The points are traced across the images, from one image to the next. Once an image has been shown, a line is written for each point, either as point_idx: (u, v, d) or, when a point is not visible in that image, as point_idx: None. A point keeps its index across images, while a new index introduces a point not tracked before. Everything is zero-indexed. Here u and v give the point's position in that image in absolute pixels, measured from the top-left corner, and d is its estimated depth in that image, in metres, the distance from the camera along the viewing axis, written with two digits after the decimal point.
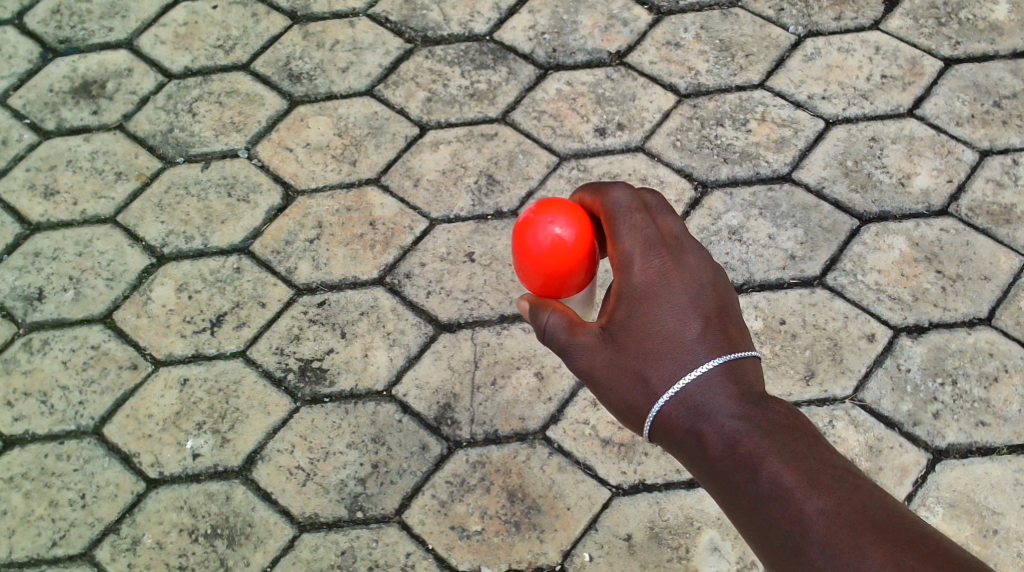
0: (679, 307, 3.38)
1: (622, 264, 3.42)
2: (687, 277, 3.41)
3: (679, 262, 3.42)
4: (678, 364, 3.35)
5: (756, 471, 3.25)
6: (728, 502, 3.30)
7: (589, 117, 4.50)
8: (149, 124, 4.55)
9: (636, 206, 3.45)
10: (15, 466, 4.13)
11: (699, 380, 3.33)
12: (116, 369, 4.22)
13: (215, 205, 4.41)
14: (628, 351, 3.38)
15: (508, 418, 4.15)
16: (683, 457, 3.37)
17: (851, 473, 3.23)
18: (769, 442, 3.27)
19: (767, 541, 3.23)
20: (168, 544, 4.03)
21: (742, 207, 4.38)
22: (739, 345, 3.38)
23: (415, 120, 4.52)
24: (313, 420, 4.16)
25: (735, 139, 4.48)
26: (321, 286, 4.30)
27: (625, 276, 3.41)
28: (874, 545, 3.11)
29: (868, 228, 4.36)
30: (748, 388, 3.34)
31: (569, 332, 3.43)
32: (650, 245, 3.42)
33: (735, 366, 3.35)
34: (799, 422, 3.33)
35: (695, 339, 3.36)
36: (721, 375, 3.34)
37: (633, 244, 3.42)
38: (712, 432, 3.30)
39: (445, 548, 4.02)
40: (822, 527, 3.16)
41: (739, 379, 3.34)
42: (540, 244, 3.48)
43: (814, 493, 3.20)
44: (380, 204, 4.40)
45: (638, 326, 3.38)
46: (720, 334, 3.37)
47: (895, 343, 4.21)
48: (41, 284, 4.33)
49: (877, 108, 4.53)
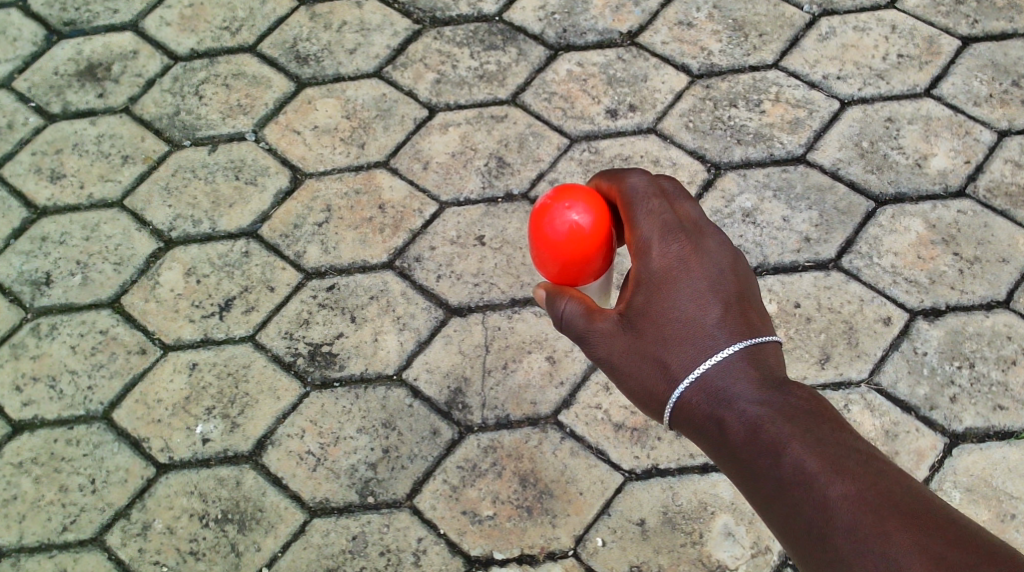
0: (699, 292, 3.34)
1: (640, 250, 3.38)
2: (707, 262, 3.36)
3: (698, 247, 3.37)
4: (699, 350, 3.30)
5: (779, 456, 3.19)
6: (750, 488, 3.25)
7: (600, 98, 4.45)
8: (156, 107, 4.51)
9: (654, 191, 3.41)
10: (24, 452, 4.11)
11: (720, 365, 3.29)
12: (125, 353, 4.20)
13: (223, 188, 4.38)
14: (647, 337, 3.34)
15: (520, 402, 4.12)
16: (705, 444, 3.32)
17: (876, 458, 3.17)
18: (792, 428, 3.21)
19: (790, 527, 3.17)
20: (179, 529, 4.02)
21: (756, 189, 4.32)
22: (760, 330, 3.33)
23: (424, 102, 4.47)
24: (323, 405, 4.13)
25: (748, 120, 4.42)
26: (330, 270, 4.26)
27: (643, 261, 3.37)
28: (899, 531, 3.05)
29: (884, 210, 4.30)
30: (770, 374, 3.29)
31: (586, 320, 3.38)
32: (668, 230, 3.38)
33: (756, 351, 3.30)
34: (823, 407, 3.26)
35: (715, 324, 3.32)
36: (742, 361, 3.29)
37: (651, 229, 3.38)
38: (733, 418, 3.25)
39: (457, 533, 4.01)
40: (846, 512, 3.10)
41: (760, 364, 3.29)
42: (557, 231, 3.40)
43: (838, 478, 3.13)
44: (390, 187, 4.35)
45: (657, 311, 3.34)
46: (741, 320, 3.32)
47: (912, 326, 4.15)
48: (48, 268, 4.30)
49: (893, 88, 4.47)
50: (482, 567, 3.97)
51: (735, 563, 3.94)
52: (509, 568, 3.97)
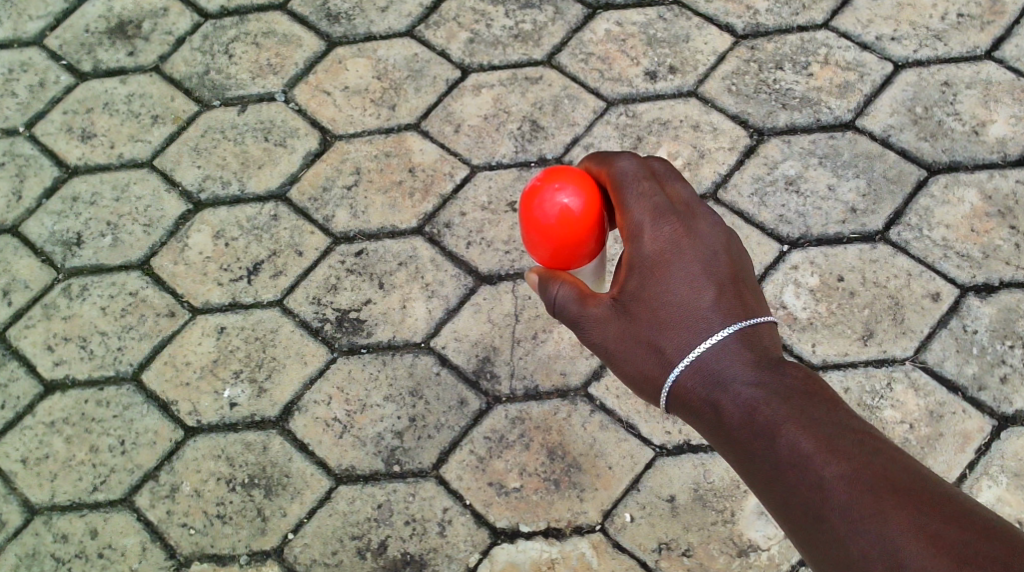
0: (693, 274, 3.35)
1: (632, 234, 3.38)
2: (700, 243, 3.37)
3: (690, 228, 3.38)
4: (693, 333, 3.32)
5: (775, 438, 3.22)
6: (746, 470, 3.27)
7: (639, 60, 4.29)
8: (186, 66, 4.43)
9: (644, 174, 3.40)
10: (56, 412, 4.09)
11: (715, 348, 3.30)
12: (154, 316, 4.15)
13: (252, 149, 4.30)
14: (641, 321, 3.35)
15: (550, 373, 4.06)
16: (700, 427, 3.34)
17: (870, 437, 3.20)
18: (788, 409, 3.24)
19: (787, 509, 3.20)
20: (206, 492, 4.00)
21: (801, 156, 4.17)
22: (754, 311, 3.35)
23: (457, 62, 4.35)
24: (350, 372, 4.08)
25: (795, 83, 4.25)
26: (359, 235, 4.18)
27: (635, 244, 3.37)
28: (896, 509, 3.09)
29: (936, 179, 4.13)
30: (763, 355, 3.31)
31: (579, 305, 3.39)
32: (659, 213, 3.38)
33: (750, 333, 3.32)
34: (818, 387, 3.29)
35: (709, 306, 3.33)
36: (736, 343, 3.31)
37: (643, 212, 3.38)
38: (729, 400, 3.28)
39: (483, 504, 3.97)
40: (843, 492, 3.14)
41: (755, 346, 3.31)
42: (547, 214, 3.39)
43: (833, 458, 3.17)
44: (420, 150, 4.25)
45: (651, 295, 3.35)
46: (735, 301, 3.34)
47: (962, 303, 4.02)
48: (79, 229, 4.24)
49: (951, 50, 4.26)
50: (508, 539, 3.94)
51: (767, 544, 3.90)
52: (536, 541, 3.93)
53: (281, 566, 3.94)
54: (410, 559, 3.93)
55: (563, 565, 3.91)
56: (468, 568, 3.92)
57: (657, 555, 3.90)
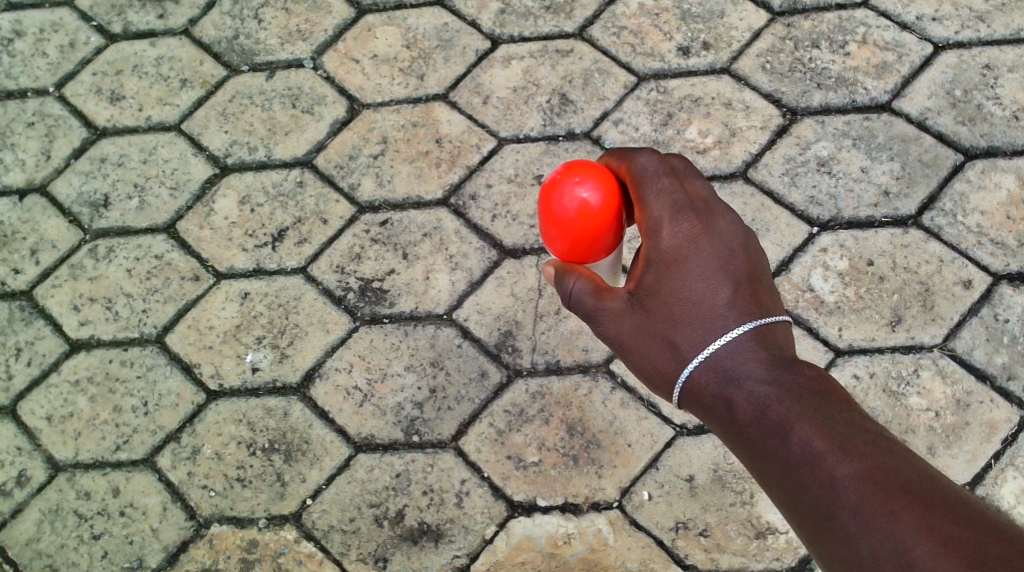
0: (710, 270, 3.31)
1: (651, 229, 3.35)
2: (718, 240, 3.33)
3: (708, 224, 3.34)
4: (709, 330, 3.28)
5: (787, 436, 3.18)
6: (757, 467, 3.23)
7: (672, 35, 4.26)
8: (215, 30, 4.41)
9: (664, 170, 3.36)
10: (80, 371, 4.11)
11: (729, 345, 3.27)
12: (179, 279, 4.16)
13: (279, 116, 4.29)
14: (657, 316, 3.32)
15: (571, 348, 4.03)
16: (712, 423, 3.30)
17: (883, 439, 3.15)
18: (800, 408, 3.20)
19: (797, 508, 3.15)
20: (226, 455, 4.02)
21: (834, 137, 4.12)
22: (770, 309, 3.31)
23: (487, 33, 4.33)
24: (372, 341, 4.08)
25: (831, 62, 4.20)
26: (384, 204, 4.17)
27: (653, 239, 3.34)
28: (907, 511, 3.04)
29: (973, 164, 4.06)
30: (778, 353, 3.27)
31: (595, 298, 3.37)
32: (678, 210, 3.34)
33: (765, 331, 3.28)
34: (832, 387, 3.24)
35: (725, 304, 3.29)
36: (751, 341, 3.27)
37: (661, 209, 3.34)
38: (742, 397, 3.24)
39: (501, 477, 3.97)
40: (854, 492, 3.09)
41: (769, 345, 3.27)
42: (565, 208, 3.32)
43: (844, 458, 3.12)
44: (447, 120, 4.24)
45: (667, 291, 3.32)
46: (751, 299, 3.30)
47: (994, 291, 3.95)
48: (107, 190, 4.26)
49: (994, 32, 4.19)
50: (524, 513, 3.94)
51: (785, 527, 3.88)
52: (552, 516, 3.93)
53: (299, 531, 3.96)
54: (426, 529, 3.94)
55: (579, 541, 3.91)
56: (484, 540, 3.92)
57: (673, 534, 3.90)
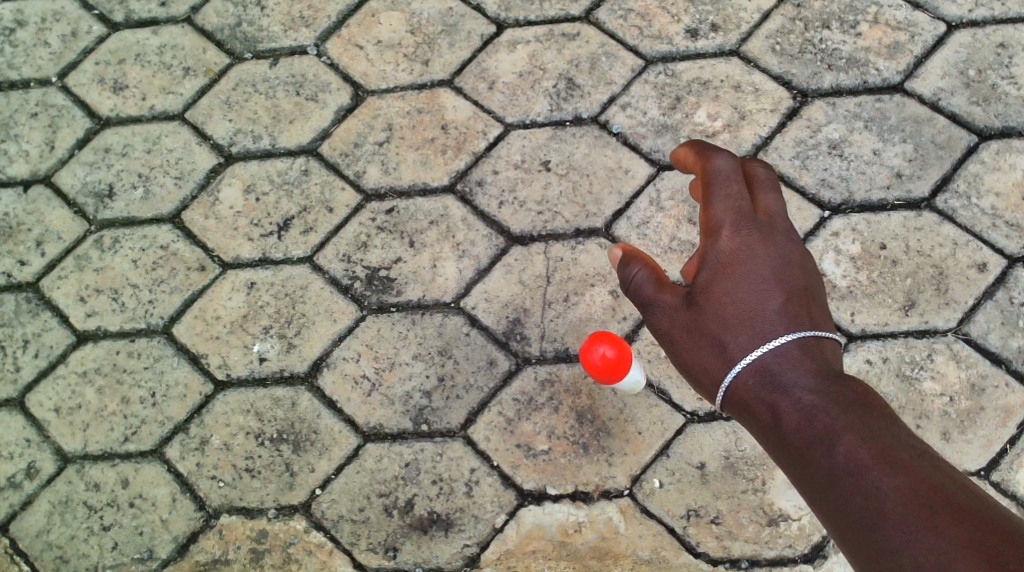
0: (763, 278, 3.37)
1: (712, 230, 3.41)
2: (776, 250, 3.39)
3: (767, 235, 3.40)
4: (757, 335, 3.32)
5: (831, 445, 3.15)
6: (798, 475, 3.19)
7: (680, 17, 4.20)
8: (217, 17, 4.37)
9: (737, 175, 3.42)
10: (88, 362, 4.09)
11: (776, 351, 3.29)
12: (185, 270, 4.14)
13: (283, 103, 4.25)
14: (708, 316, 3.37)
15: (580, 336, 3.98)
16: (756, 430, 3.30)
17: (928, 454, 3.11)
18: (845, 417, 3.17)
19: (838, 516, 3.11)
20: (235, 445, 4.00)
21: (845, 119, 4.06)
22: (821, 327, 3.34)
23: (492, 17, 4.28)
24: (379, 330, 4.04)
25: (842, 43, 4.13)
26: (390, 191, 4.14)
27: (712, 240, 3.40)
28: (948, 522, 3.00)
29: (987, 146, 4.00)
30: (825, 365, 3.27)
31: (654, 288, 3.44)
32: (742, 218, 3.40)
33: (814, 344, 3.30)
34: (879, 402, 3.22)
35: (775, 312, 3.34)
36: (798, 350, 3.28)
37: (726, 214, 3.41)
38: (786, 403, 3.24)
39: (510, 466, 3.93)
40: (894, 501, 3.05)
41: (817, 356, 3.28)
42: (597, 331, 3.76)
43: (887, 469, 3.08)
44: (453, 107, 4.20)
45: (721, 293, 3.37)
46: (803, 313, 3.34)
47: (1010, 274, 3.90)
48: (111, 180, 4.23)
49: (1008, 10, 4.12)
50: (535, 501, 3.91)
51: (798, 514, 3.84)
52: (563, 504, 3.90)
53: (308, 521, 3.94)
54: (436, 518, 3.91)
55: (590, 529, 3.88)
56: (495, 529, 3.90)
57: (685, 522, 3.86)
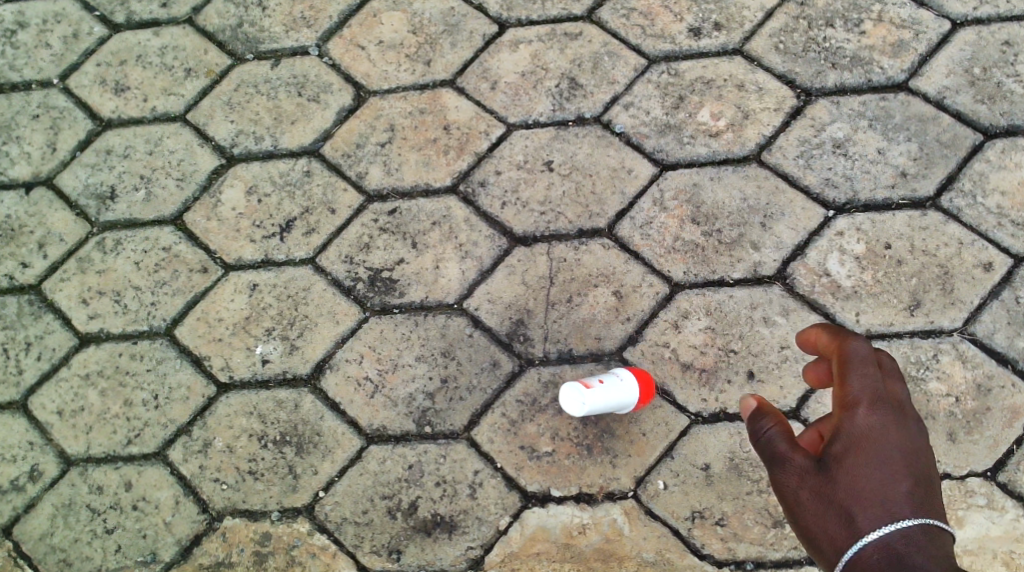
0: (893, 459, 3.29)
1: (847, 406, 3.35)
2: (908, 435, 3.33)
3: (901, 418, 3.34)
4: (885, 514, 3.23)
5: None
6: None
7: (683, 15, 4.18)
8: (219, 18, 4.35)
9: (873, 359, 3.37)
10: (90, 364, 4.08)
11: (901, 534, 3.20)
12: (187, 272, 4.13)
13: (285, 104, 4.24)
14: (838, 485, 3.29)
15: (584, 337, 3.96)
16: None
17: None
18: None
19: None
20: (238, 448, 3.99)
21: (849, 118, 4.04)
22: (944, 520, 3.26)
23: (495, 16, 4.26)
24: (382, 331, 4.03)
25: (846, 41, 4.11)
26: (392, 192, 4.12)
27: (849, 415, 3.33)
28: None
29: (993, 144, 3.98)
30: (948, 555, 3.18)
31: (786, 444, 3.36)
32: (879, 401, 3.34)
33: (937, 535, 3.20)
34: None
35: (903, 498, 3.25)
36: (922, 535, 3.20)
37: (863, 394, 3.34)
38: None
39: (514, 468, 3.91)
40: None
41: (939, 542, 3.19)
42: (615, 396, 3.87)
43: None
44: (455, 107, 4.18)
45: (853, 469, 3.29)
46: (927, 507, 3.25)
47: (1015, 273, 3.88)
48: (113, 182, 4.22)
49: (1014, 7, 4.09)
50: (538, 503, 3.89)
51: None
52: (566, 506, 3.88)
53: (312, 524, 3.93)
54: (440, 520, 3.90)
55: (594, 531, 3.86)
56: (499, 531, 3.88)
57: (690, 524, 3.84)
